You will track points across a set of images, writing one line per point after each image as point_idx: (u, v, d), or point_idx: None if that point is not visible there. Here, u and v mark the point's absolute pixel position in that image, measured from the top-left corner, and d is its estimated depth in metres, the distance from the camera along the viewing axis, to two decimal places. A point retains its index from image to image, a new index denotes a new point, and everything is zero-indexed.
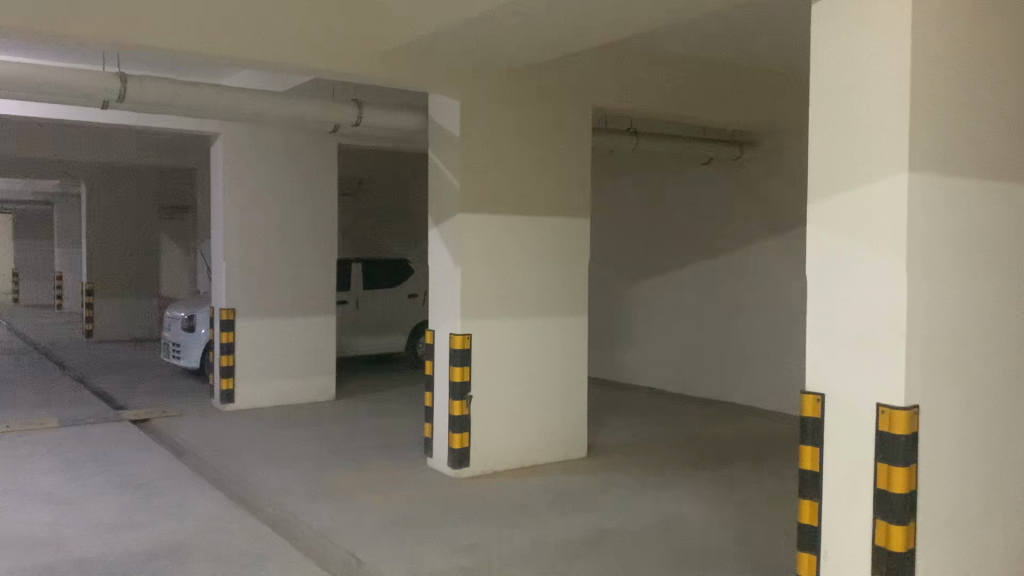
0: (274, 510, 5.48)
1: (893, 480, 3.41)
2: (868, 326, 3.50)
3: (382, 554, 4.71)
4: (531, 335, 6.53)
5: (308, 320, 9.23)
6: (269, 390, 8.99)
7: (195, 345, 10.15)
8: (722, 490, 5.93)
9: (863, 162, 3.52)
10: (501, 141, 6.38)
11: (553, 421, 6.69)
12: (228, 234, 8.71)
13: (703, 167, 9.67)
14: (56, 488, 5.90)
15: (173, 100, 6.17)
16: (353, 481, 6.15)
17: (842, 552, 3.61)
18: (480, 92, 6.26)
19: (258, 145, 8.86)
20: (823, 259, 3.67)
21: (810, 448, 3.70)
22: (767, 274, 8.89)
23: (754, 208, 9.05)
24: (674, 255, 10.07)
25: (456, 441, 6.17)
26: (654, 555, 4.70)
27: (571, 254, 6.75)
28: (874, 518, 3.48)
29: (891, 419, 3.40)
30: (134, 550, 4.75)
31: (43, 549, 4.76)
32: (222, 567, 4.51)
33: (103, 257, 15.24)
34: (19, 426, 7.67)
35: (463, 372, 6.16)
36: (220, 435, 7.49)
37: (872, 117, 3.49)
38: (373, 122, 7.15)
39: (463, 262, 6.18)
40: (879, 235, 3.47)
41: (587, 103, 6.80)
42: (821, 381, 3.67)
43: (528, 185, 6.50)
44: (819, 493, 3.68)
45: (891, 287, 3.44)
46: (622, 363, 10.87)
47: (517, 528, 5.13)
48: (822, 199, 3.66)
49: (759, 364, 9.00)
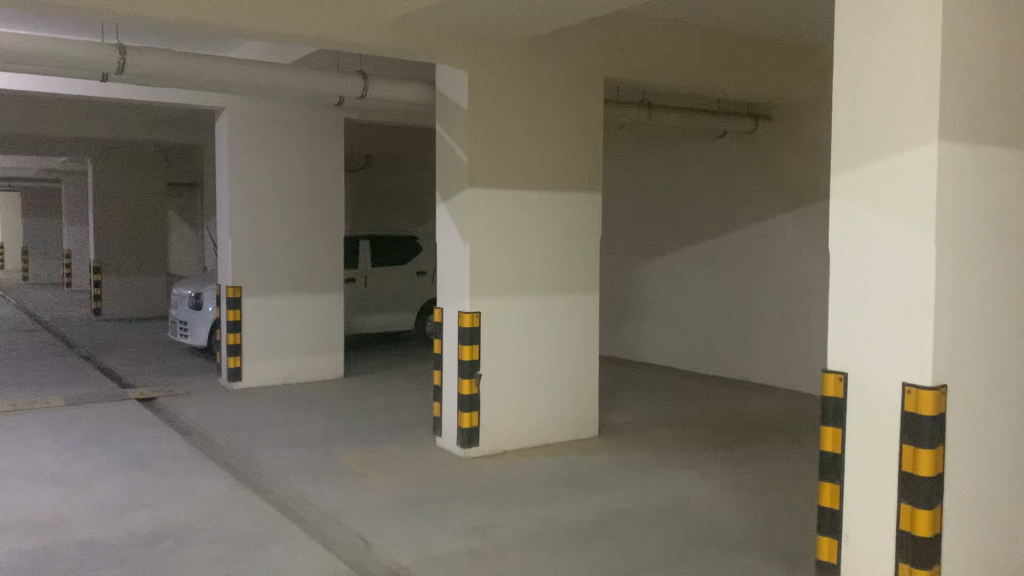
0: (280, 491, 5.40)
1: (918, 462, 3.27)
2: (894, 303, 3.35)
3: (389, 536, 4.60)
4: (543, 313, 6.41)
5: (316, 297, 9.13)
6: (276, 368, 8.91)
7: (202, 322, 10.08)
8: (737, 471, 5.80)
9: (890, 130, 3.35)
10: (511, 115, 6.22)
11: (565, 400, 6.57)
12: (234, 210, 8.59)
13: (716, 141, 9.49)
14: (60, 467, 5.83)
15: (175, 72, 6.02)
16: (360, 461, 6.07)
17: (865, 536, 3.49)
18: (488, 64, 6.09)
19: (263, 120, 8.71)
20: (847, 234, 3.51)
21: (831, 430, 3.58)
22: (784, 249, 8.73)
23: (769, 183, 8.88)
24: (688, 232, 9.92)
25: (466, 420, 6.06)
26: (667, 537, 4.60)
27: (583, 230, 6.59)
28: (898, 502, 3.35)
29: (917, 400, 3.25)
30: (137, 531, 4.67)
31: (45, 530, 4.68)
32: (226, 549, 4.42)
33: (110, 233, 15.14)
34: (25, 405, 7.62)
35: (472, 351, 6.04)
36: (227, 414, 7.42)
37: (899, 83, 3.32)
38: (379, 95, 6.97)
39: (471, 239, 6.05)
40: (905, 208, 3.31)
41: (599, 75, 6.61)
42: (843, 359, 3.54)
43: (539, 159, 6.34)
44: (840, 475, 3.56)
45: (918, 262, 3.27)
46: (633, 340, 10.76)
47: (528, 510, 5.02)
48: (845, 169, 3.51)
49: (776, 342, 8.84)
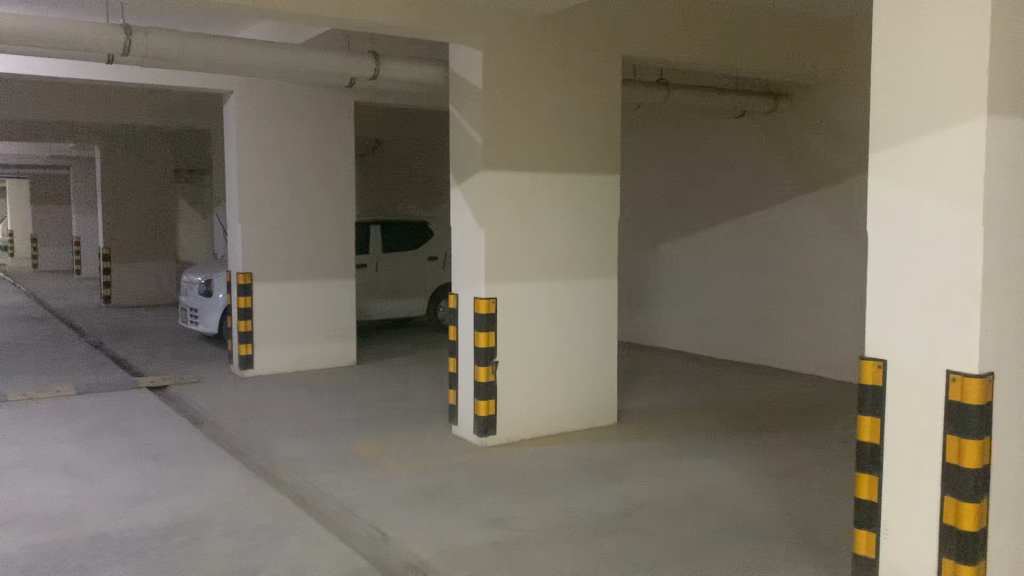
0: (295, 481, 5.29)
1: (964, 452, 3.11)
2: (936, 287, 3.19)
3: (408, 528, 4.48)
4: (562, 298, 6.26)
5: (328, 284, 9.01)
6: (288, 356, 8.80)
7: (213, 310, 9.98)
8: (761, 459, 5.67)
9: (936, 106, 3.18)
10: (527, 96, 6.05)
11: (583, 387, 6.44)
12: (244, 195, 8.45)
13: (735, 121, 9.31)
14: (71, 458, 5.74)
15: (182, 53, 5.86)
16: (376, 450, 5.95)
17: (906, 530, 3.34)
18: (503, 41, 5.91)
19: (273, 102, 8.56)
20: (888, 216, 3.35)
21: (869, 419, 3.43)
22: (806, 231, 8.58)
23: (790, 164, 8.72)
24: (706, 214, 9.76)
25: (482, 408, 5.93)
26: (693, 528, 4.47)
27: (601, 213, 6.44)
28: (942, 494, 3.20)
29: (963, 388, 3.09)
30: (149, 524, 4.56)
31: (56, 524, 4.58)
32: (240, 542, 4.31)
33: (119, 221, 15.05)
34: (35, 394, 7.53)
35: (488, 338, 5.89)
36: (240, 402, 7.32)
37: (945, 52, 3.14)
38: (390, 76, 6.80)
39: (487, 223, 5.90)
40: (951, 185, 3.14)
41: (618, 52, 6.43)
42: (882, 345, 3.39)
43: (556, 141, 6.18)
44: (879, 466, 3.42)
45: (964, 244, 3.10)
46: (650, 325, 10.62)
47: (549, 500, 4.90)
48: (885, 144, 3.34)
49: (798, 326, 8.70)
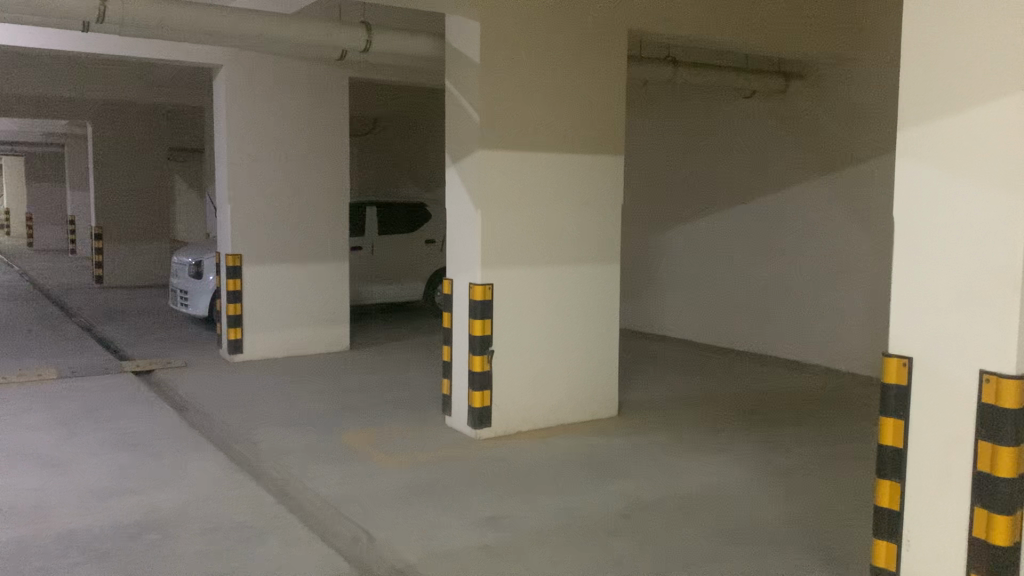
0: (278, 475, 5.03)
1: (998, 461, 2.83)
2: (971, 277, 2.90)
3: (394, 527, 4.23)
4: (562, 284, 5.99)
5: (321, 266, 8.74)
6: (279, 340, 8.54)
7: (203, 292, 9.72)
8: (770, 457, 5.42)
9: (973, 86, 2.88)
10: (528, 71, 5.74)
11: (583, 379, 6.17)
12: (232, 174, 8.15)
13: (744, 101, 9.01)
14: (46, 448, 5.49)
15: (161, 21, 5.51)
16: (366, 441, 5.71)
17: (929, 544, 3.08)
18: (503, 14, 5.60)
19: (264, 78, 8.25)
20: (915, 205, 3.07)
21: (891, 421, 3.15)
22: (817, 217, 8.33)
23: (802, 147, 8.45)
24: (713, 198, 9.49)
25: (477, 399, 5.67)
26: (698, 531, 4.21)
27: (603, 196, 6.15)
28: (973, 505, 2.93)
29: (999, 389, 2.81)
30: (121, 521, 4.30)
31: (22, 520, 4.31)
32: (214, 542, 4.04)
33: (112, 200, 14.76)
34: (15, 378, 7.29)
35: (484, 326, 5.61)
36: (226, 389, 7.06)
37: (986, 14, 2.85)
38: (383, 49, 6.49)
39: (483, 204, 5.60)
40: (992, 169, 2.84)
41: (624, 26, 6.10)
42: (909, 341, 3.11)
43: (558, 118, 5.88)
44: (902, 473, 3.14)
45: (1005, 234, 2.80)
46: (654, 312, 10.39)
47: (545, 499, 4.65)
48: (914, 120, 3.05)
49: (808, 316, 8.46)
